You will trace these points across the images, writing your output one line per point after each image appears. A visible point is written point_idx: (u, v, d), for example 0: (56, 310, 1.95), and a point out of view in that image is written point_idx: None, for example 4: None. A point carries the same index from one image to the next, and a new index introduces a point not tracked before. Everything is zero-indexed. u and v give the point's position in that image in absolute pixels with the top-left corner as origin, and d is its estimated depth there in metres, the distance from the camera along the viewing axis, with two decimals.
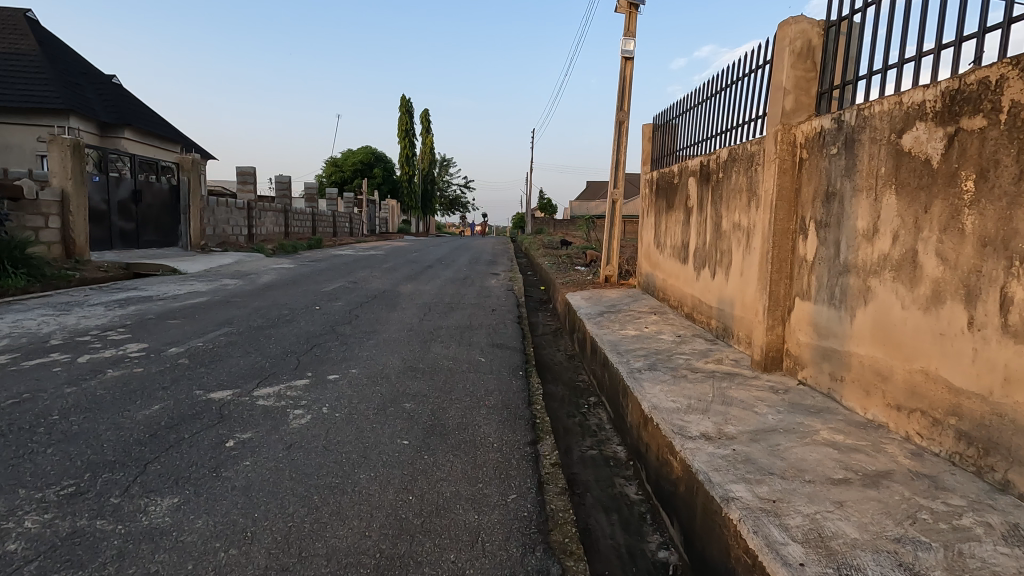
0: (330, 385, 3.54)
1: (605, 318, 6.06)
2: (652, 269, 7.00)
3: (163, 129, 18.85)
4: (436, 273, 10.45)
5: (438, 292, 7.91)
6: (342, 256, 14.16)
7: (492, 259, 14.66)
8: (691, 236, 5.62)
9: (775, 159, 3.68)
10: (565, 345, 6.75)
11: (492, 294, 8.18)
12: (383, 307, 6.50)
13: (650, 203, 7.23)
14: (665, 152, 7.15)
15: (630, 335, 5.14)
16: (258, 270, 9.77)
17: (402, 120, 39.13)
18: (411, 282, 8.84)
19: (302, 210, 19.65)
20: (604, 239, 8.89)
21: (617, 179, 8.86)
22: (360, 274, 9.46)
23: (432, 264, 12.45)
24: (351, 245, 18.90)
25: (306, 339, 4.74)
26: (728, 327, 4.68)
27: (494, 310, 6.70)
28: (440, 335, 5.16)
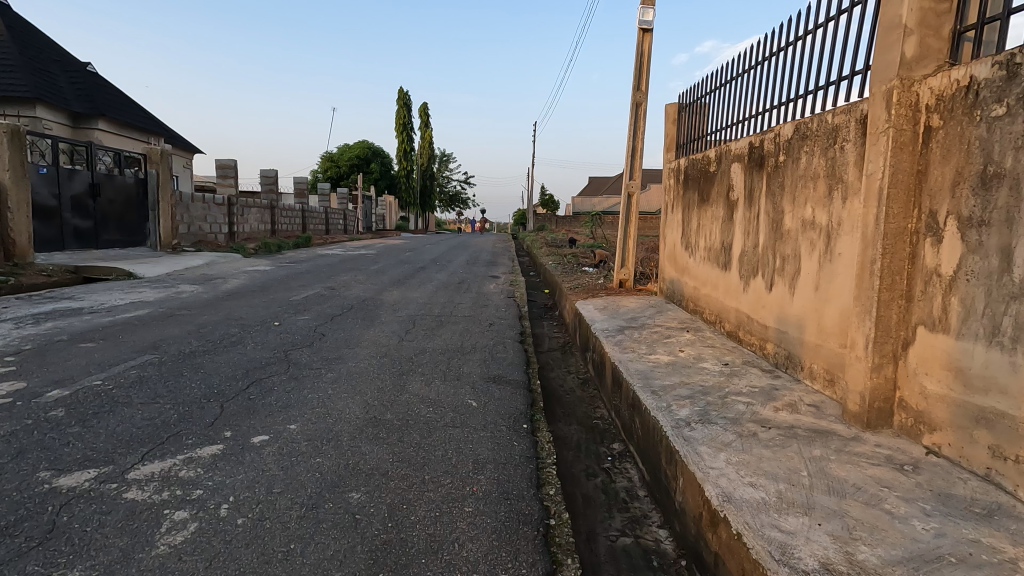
0: (249, 456, 2.46)
1: (626, 335, 4.97)
2: (679, 274, 5.91)
3: (142, 121, 17.75)
4: (427, 276, 9.35)
5: (426, 300, 6.80)
6: (329, 255, 13.05)
7: (492, 259, 13.54)
8: (736, 236, 4.53)
9: (887, 129, 2.58)
10: (576, 366, 5.65)
11: (490, 299, 7.09)
12: (358, 321, 5.41)
13: (675, 197, 6.13)
14: (693, 136, 6.05)
15: (663, 363, 4.06)
16: (228, 273, 8.70)
17: (400, 113, 37.92)
18: (398, 287, 7.75)
19: (290, 206, 18.52)
20: (618, 238, 7.79)
21: (633, 170, 7.76)
22: (341, 279, 8.37)
23: (425, 264, 11.35)
24: (342, 243, 17.79)
25: (246, 370, 3.68)
26: (796, 356, 3.59)
27: (490, 323, 5.60)
28: (421, 361, 4.07)
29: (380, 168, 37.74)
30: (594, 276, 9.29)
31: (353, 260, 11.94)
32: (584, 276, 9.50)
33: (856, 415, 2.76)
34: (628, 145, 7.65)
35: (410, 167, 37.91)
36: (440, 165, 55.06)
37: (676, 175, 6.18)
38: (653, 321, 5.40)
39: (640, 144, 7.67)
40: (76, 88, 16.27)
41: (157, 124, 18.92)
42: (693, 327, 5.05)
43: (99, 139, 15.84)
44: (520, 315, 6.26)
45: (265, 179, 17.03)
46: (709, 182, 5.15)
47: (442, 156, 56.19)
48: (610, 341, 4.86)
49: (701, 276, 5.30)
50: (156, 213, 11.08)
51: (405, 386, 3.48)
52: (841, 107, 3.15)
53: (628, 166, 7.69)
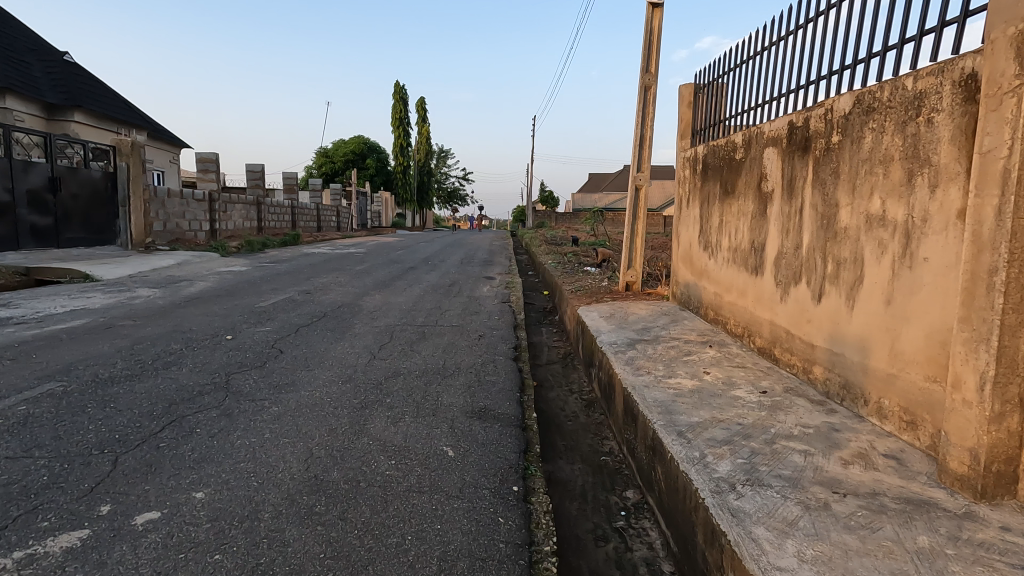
0: (120, 550, 1.73)
1: (638, 351, 4.24)
2: (696, 279, 5.19)
3: (123, 114, 16.99)
4: (416, 277, 8.60)
5: (411, 306, 6.07)
6: (314, 254, 12.30)
7: (488, 257, 12.80)
8: (771, 235, 3.80)
9: (1017, 87, 1.86)
10: (578, 384, 4.93)
11: (482, 304, 6.37)
12: (327, 333, 4.69)
13: (691, 190, 5.40)
14: (712, 121, 5.31)
15: (687, 389, 3.34)
16: (197, 275, 7.96)
17: (396, 108, 37.09)
18: (381, 291, 7.02)
19: (278, 202, 17.74)
20: (625, 236, 7.06)
21: (641, 161, 7.02)
22: (320, 281, 7.63)
23: (416, 264, 10.61)
24: (332, 241, 17.03)
25: (172, 403, 2.96)
26: (856, 386, 2.88)
27: (481, 334, 4.87)
28: (392, 387, 3.35)
29: (375, 163, 36.92)
30: (597, 277, 8.55)
31: (339, 259, 11.19)
32: (586, 277, 8.77)
33: (962, 478, 2.05)
34: (635, 133, 6.91)
35: (407, 162, 37.10)
36: (438, 161, 54.21)
37: (691, 165, 5.45)
38: (668, 333, 4.67)
39: (649, 132, 6.93)
40: (52, 78, 15.51)
41: (140, 117, 18.13)
42: (716, 342, 4.33)
43: (75, 132, 15.09)
44: (516, 322, 5.53)
45: (251, 174, 16.26)
46: (734, 171, 4.41)
47: (440, 152, 55.33)
48: (620, 358, 4.13)
49: (724, 282, 4.58)
50: (127, 209, 10.33)
51: (366, 425, 2.76)
52: (928, 67, 2.42)
53: (635, 157, 6.95)
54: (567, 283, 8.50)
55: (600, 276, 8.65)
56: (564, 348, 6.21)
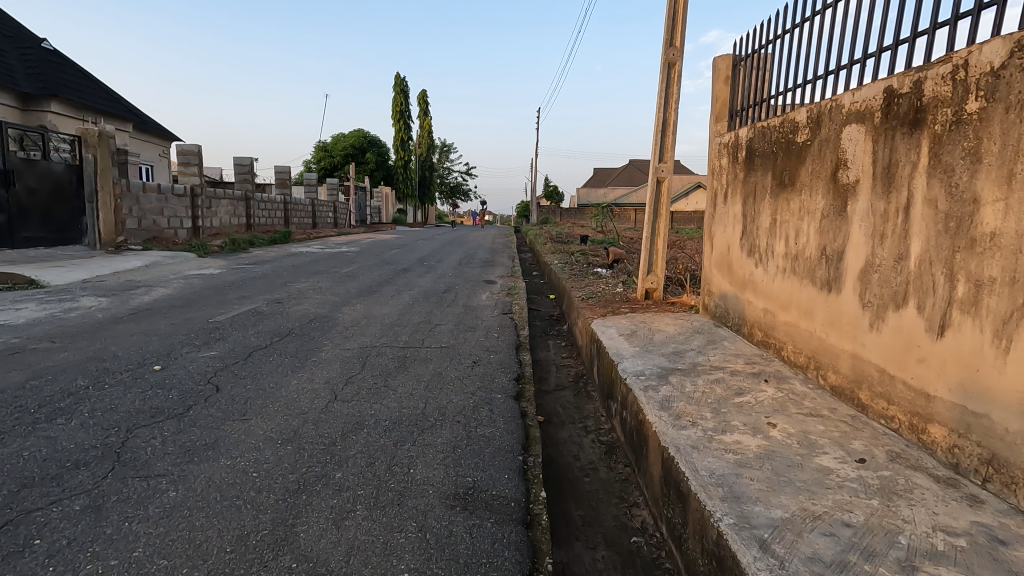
0: None
1: (674, 388, 3.33)
2: (739, 291, 4.28)
3: (106, 104, 16.18)
4: (407, 281, 7.72)
5: (395, 319, 5.16)
6: (302, 253, 11.41)
7: (489, 257, 11.89)
8: (855, 241, 2.89)
9: None
10: (595, 422, 4.02)
11: (479, 316, 5.46)
12: (285, 359, 3.80)
13: (731, 183, 4.48)
14: (756, 99, 4.37)
15: (753, 454, 2.43)
16: (161, 279, 7.09)
17: (396, 101, 36.13)
18: (364, 299, 6.12)
19: (269, 197, 16.87)
20: (644, 236, 6.14)
21: (663, 150, 6.08)
22: (297, 286, 6.75)
23: (409, 265, 9.71)
24: (325, 238, 16.13)
25: (24, 485, 2.07)
26: (1014, 465, 1.97)
27: (476, 359, 3.96)
28: (347, 451, 2.45)
29: (375, 158, 36.00)
30: (609, 282, 7.61)
31: (327, 260, 10.31)
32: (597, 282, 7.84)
33: None
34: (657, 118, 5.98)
35: (408, 157, 36.17)
36: (440, 156, 53.23)
37: (731, 152, 4.51)
38: (707, 360, 3.75)
39: (672, 117, 5.99)
40: (29, 67, 14.67)
41: (125, 108, 17.28)
42: (771, 375, 3.41)
43: (52, 123, 14.25)
44: (519, 340, 4.62)
45: (239, 167, 15.37)
46: (794, 158, 3.49)
47: (442, 146, 54.35)
48: (651, 396, 3.22)
49: (778, 297, 3.68)
50: (94, 205, 9.47)
51: (295, 528, 1.86)
52: None
53: (656, 145, 6.03)
54: (576, 288, 7.58)
55: (613, 280, 7.72)
56: (576, 369, 5.29)
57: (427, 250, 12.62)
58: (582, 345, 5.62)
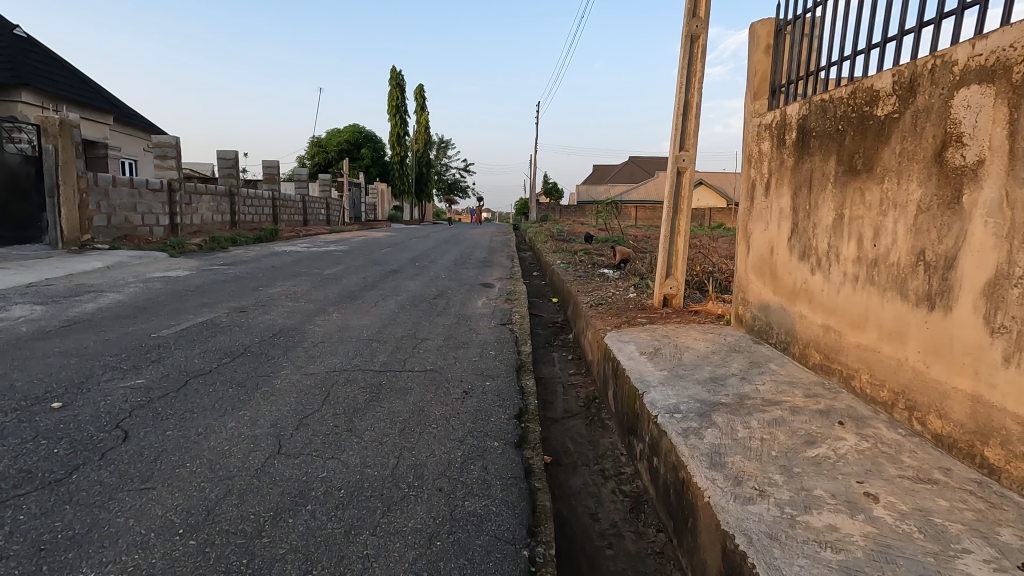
0: None
1: (722, 433, 2.57)
2: (787, 302, 3.54)
3: (82, 95, 15.40)
4: (395, 285, 6.95)
5: (374, 333, 4.39)
6: (285, 253, 10.63)
7: (487, 256, 11.13)
8: (975, 242, 2.14)
9: None
10: (614, 463, 3.27)
11: (474, 328, 4.70)
12: (228, 389, 3.04)
13: (775, 170, 3.72)
14: (806, 70, 3.62)
15: (863, 554, 1.67)
16: (117, 283, 6.32)
17: (392, 95, 35.28)
18: (342, 307, 5.36)
19: (256, 193, 16.09)
20: (662, 235, 5.38)
21: (685, 137, 5.33)
22: (268, 292, 5.98)
23: (400, 266, 8.94)
24: (313, 236, 15.35)
25: None
26: None
27: (467, 388, 3.20)
28: (275, 547, 1.70)
29: (371, 153, 35.14)
30: (620, 286, 6.84)
31: (311, 260, 9.52)
32: (606, 285, 7.06)
33: None
34: (678, 100, 5.23)
35: (404, 153, 35.32)
36: (438, 152, 52.37)
37: (775, 134, 3.75)
38: (756, 391, 2.99)
39: (695, 98, 5.23)
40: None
41: (104, 99, 16.51)
42: (845, 415, 2.65)
43: (22, 114, 13.44)
44: (520, 360, 3.87)
45: (223, 161, 14.56)
46: (872, 137, 2.75)
47: (440, 142, 53.48)
48: (694, 445, 2.47)
49: (845, 312, 2.94)
50: (55, 200, 8.69)
51: None
52: None
53: (676, 131, 5.27)
54: (583, 293, 6.81)
55: (624, 284, 6.94)
56: (586, 391, 4.54)
57: (420, 250, 11.82)
58: (593, 361, 4.87)
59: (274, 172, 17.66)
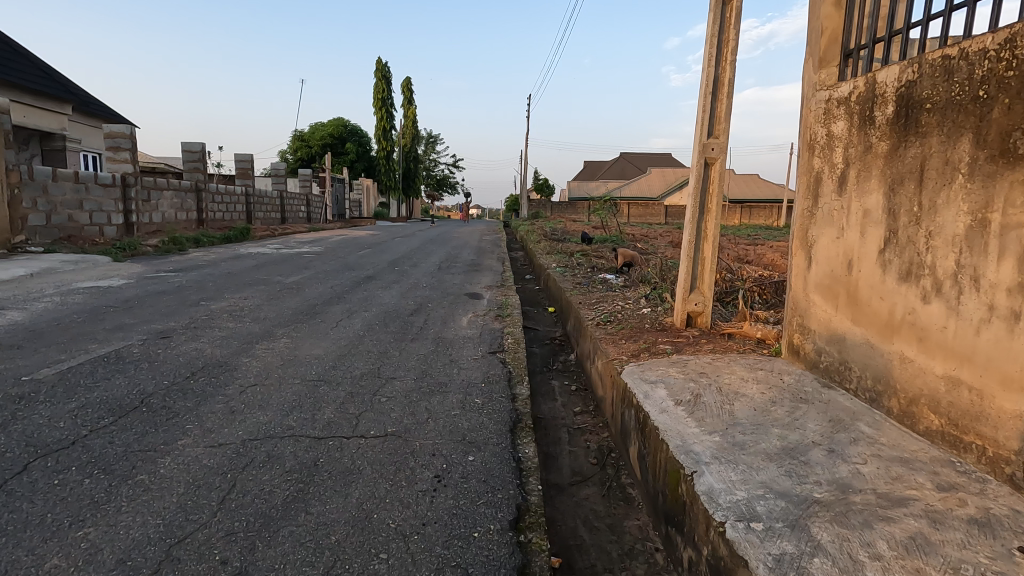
0: None
1: (838, 569, 1.63)
2: (878, 336, 2.62)
3: (37, 82, 14.21)
4: (366, 296, 5.96)
5: (326, 370, 3.40)
6: (251, 255, 9.58)
7: (476, 259, 10.16)
8: None
9: None
10: (649, 570, 2.32)
11: (456, 359, 3.72)
12: (82, 481, 2.05)
13: (856, 159, 2.79)
14: (901, 22, 2.66)
15: None
16: (30, 295, 5.29)
17: (378, 88, 34.05)
18: (295, 329, 4.37)
19: (227, 189, 14.98)
20: (686, 241, 4.44)
21: (714, 122, 4.38)
22: (209, 308, 4.97)
23: (377, 271, 7.94)
24: (289, 236, 14.26)
25: None
26: None
27: (441, 469, 2.23)
28: None
29: (355, 148, 33.92)
30: (629, 298, 5.88)
31: (276, 264, 8.48)
32: (612, 296, 6.10)
33: None
34: (706, 75, 4.26)
35: (390, 147, 34.14)
36: (426, 147, 51.15)
37: (855, 110, 2.81)
38: (861, 478, 2.06)
39: (728, 74, 4.27)
40: None
41: (62, 87, 15.31)
42: (1020, 534, 1.72)
43: None
44: (516, 412, 2.91)
45: (188, 154, 13.40)
46: None
47: (428, 137, 52.26)
48: None
49: (991, 363, 2.02)
50: None
51: None
52: None
53: (704, 114, 4.31)
54: (586, 305, 5.85)
55: (633, 295, 5.99)
56: (597, 440, 3.58)
57: (402, 251, 10.80)
58: (604, 399, 3.92)
59: (246, 166, 16.47)
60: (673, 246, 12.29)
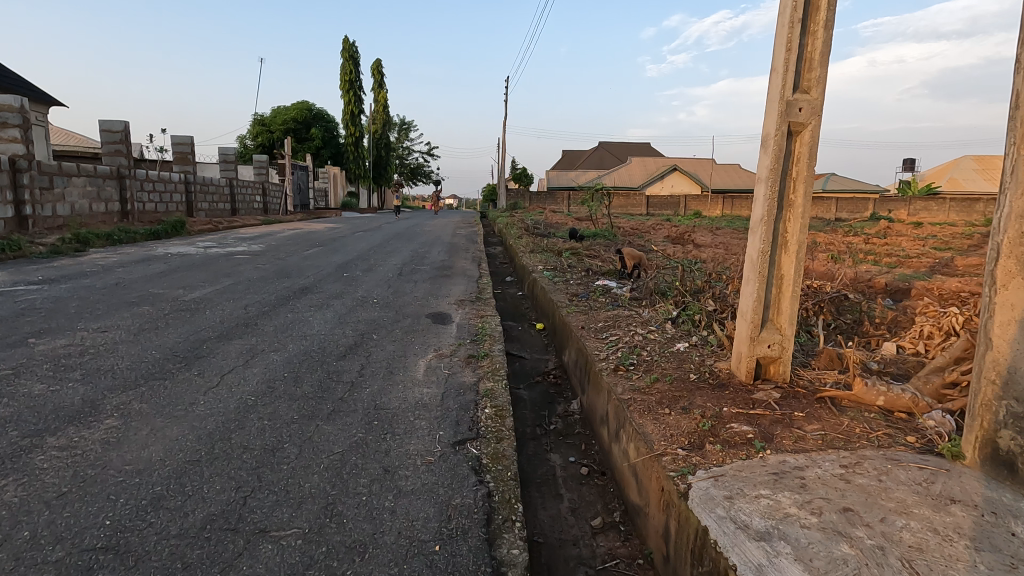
0: None
1: None
2: None
3: None
4: (289, 320, 4.35)
5: (140, 511, 1.79)
6: (169, 255, 7.80)
7: (447, 260, 8.55)
8: None
9: None
10: None
11: (397, 464, 2.15)
12: None
13: None
14: None
15: None
16: None
17: (345, 69, 31.80)
18: (144, 396, 2.74)
19: (162, 177, 13.02)
20: (757, 252, 2.92)
21: (801, 69, 2.84)
22: (32, 352, 3.28)
23: (319, 279, 6.28)
24: (232, 230, 12.40)
25: None
26: None
27: None
28: None
29: (321, 134, 31.69)
30: (649, 322, 4.36)
31: (192, 269, 6.73)
32: (625, 319, 4.56)
33: None
34: None
35: (359, 133, 32.00)
36: (399, 134, 48.81)
37: None
38: None
39: None
40: None
41: None
42: None
43: None
44: None
45: (107, 134, 11.37)
46: None
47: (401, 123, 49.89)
48: None
49: None
50: None
51: None
52: None
53: (788, 54, 2.76)
54: (591, 332, 4.32)
55: (653, 318, 4.48)
56: None
57: (359, 251, 9.10)
58: (644, 514, 2.39)
59: (184, 150, 14.42)
60: (672, 242, 10.84)
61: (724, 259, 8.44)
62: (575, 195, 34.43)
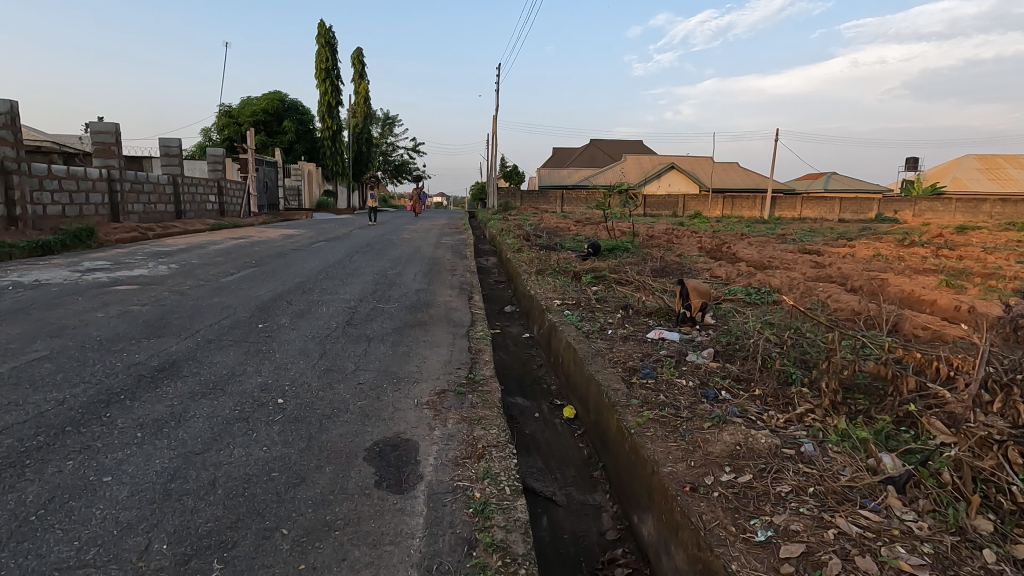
0: None
1: None
2: None
3: None
4: (55, 489, 1.95)
5: None
6: (15, 286, 5.32)
7: (426, 288, 6.20)
8: None
9: None
10: None
11: None
12: None
13: None
14: None
15: None
16: None
17: (321, 55, 29.14)
18: None
19: (73, 172, 10.46)
20: None
21: None
22: None
23: (211, 338, 3.88)
24: (156, 241, 9.85)
25: None
26: None
27: None
28: None
29: (294, 126, 28.99)
30: (841, 485, 2.04)
31: (17, 317, 4.27)
32: (776, 464, 2.23)
33: None
34: None
35: (337, 127, 29.35)
36: (382, 128, 45.98)
37: None
38: None
39: None
40: None
41: None
42: None
43: None
44: None
45: None
46: None
47: (384, 117, 47.09)
48: None
49: None
50: None
51: None
52: None
53: None
54: (722, 510, 1.98)
55: (840, 467, 2.16)
56: None
57: (306, 274, 6.68)
58: None
59: (107, 139, 11.72)
60: (715, 258, 8.59)
61: (806, 289, 6.16)
62: (571, 194, 32.12)
